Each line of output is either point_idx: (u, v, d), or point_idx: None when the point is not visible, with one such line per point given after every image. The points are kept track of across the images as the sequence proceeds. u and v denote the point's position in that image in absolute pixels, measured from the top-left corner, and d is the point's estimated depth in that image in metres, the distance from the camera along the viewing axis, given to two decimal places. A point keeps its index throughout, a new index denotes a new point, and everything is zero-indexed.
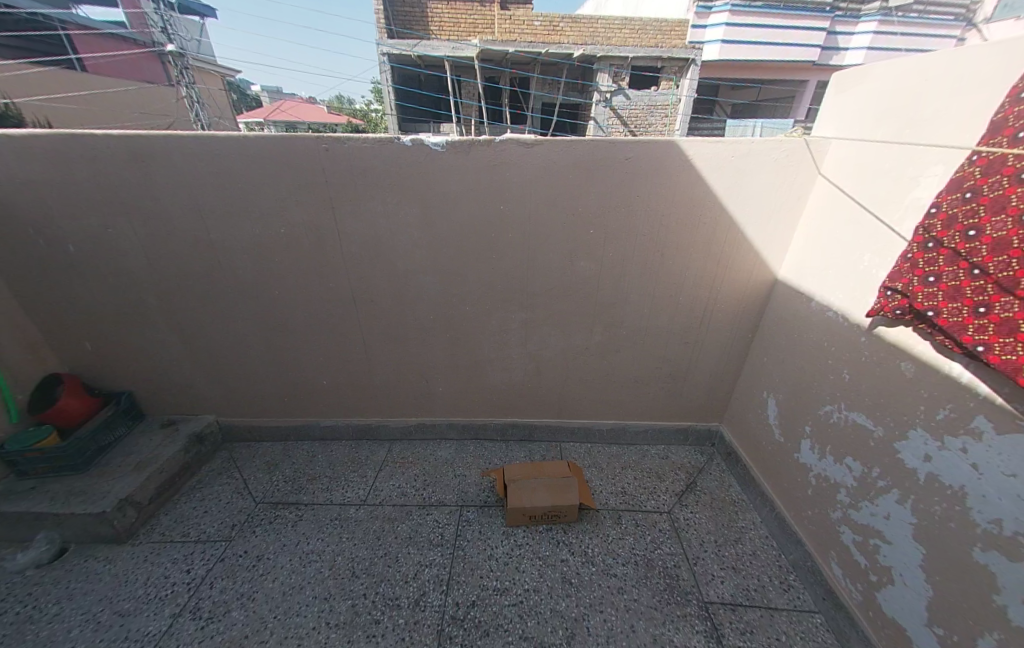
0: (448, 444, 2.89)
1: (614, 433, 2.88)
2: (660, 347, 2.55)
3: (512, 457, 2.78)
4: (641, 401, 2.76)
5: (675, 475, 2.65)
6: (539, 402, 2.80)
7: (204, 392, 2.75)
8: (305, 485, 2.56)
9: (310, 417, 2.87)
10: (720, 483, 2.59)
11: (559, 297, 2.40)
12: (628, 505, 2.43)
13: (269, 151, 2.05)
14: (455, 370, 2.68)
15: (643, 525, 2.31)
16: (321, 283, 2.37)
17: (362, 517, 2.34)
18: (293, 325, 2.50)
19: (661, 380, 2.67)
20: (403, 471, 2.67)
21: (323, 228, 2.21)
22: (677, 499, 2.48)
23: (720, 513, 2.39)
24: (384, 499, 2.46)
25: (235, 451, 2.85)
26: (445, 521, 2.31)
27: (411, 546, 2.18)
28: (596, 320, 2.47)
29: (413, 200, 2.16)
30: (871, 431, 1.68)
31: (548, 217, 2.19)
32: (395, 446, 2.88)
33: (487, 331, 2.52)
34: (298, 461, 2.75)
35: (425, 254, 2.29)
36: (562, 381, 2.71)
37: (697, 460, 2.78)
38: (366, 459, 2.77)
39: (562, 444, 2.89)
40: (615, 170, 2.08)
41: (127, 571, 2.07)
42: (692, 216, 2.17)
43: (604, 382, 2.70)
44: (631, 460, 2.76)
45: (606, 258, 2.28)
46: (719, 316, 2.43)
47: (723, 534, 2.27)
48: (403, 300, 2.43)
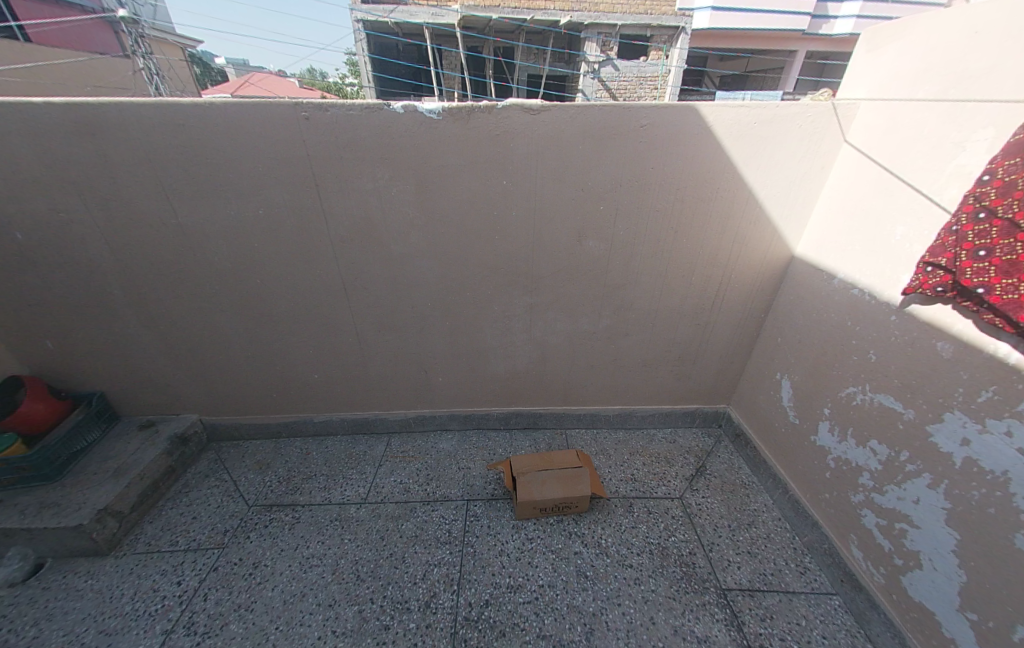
0: (450, 436, 2.78)
1: (621, 418, 2.80)
2: (671, 329, 2.44)
3: (517, 447, 2.68)
4: (649, 386, 2.67)
5: (684, 459, 2.60)
6: (543, 389, 2.69)
7: (185, 390, 2.55)
8: (302, 485, 2.42)
9: (302, 412, 2.70)
10: (730, 466, 2.55)
11: (566, 280, 2.26)
12: (639, 492, 2.37)
13: (241, 119, 1.80)
14: (456, 360, 2.54)
15: (656, 513, 2.25)
16: (306, 270, 2.16)
17: (364, 517, 2.23)
18: (279, 316, 2.31)
19: (671, 364, 2.58)
20: (405, 465, 2.55)
21: (306, 208, 1.99)
22: (688, 484, 2.43)
23: (731, 496, 2.35)
24: (386, 495, 2.35)
25: (223, 450, 2.67)
26: (452, 517, 2.22)
27: (418, 545, 2.08)
28: (604, 303, 2.34)
29: (407, 176, 1.95)
30: (901, 412, 1.62)
31: (556, 193, 2.01)
32: (394, 439, 2.75)
33: (489, 317, 2.37)
34: (292, 459, 2.60)
35: (421, 236, 2.10)
36: (568, 367, 2.59)
37: (705, 442, 2.73)
38: (365, 454, 2.63)
39: (568, 432, 2.80)
40: (629, 139, 1.90)
41: (112, 586, 1.92)
42: (710, 188, 2.02)
43: (612, 368, 2.59)
44: (638, 445, 2.70)
45: (616, 235, 2.13)
46: (732, 296, 2.32)
47: (736, 518, 2.23)
48: (399, 287, 2.25)
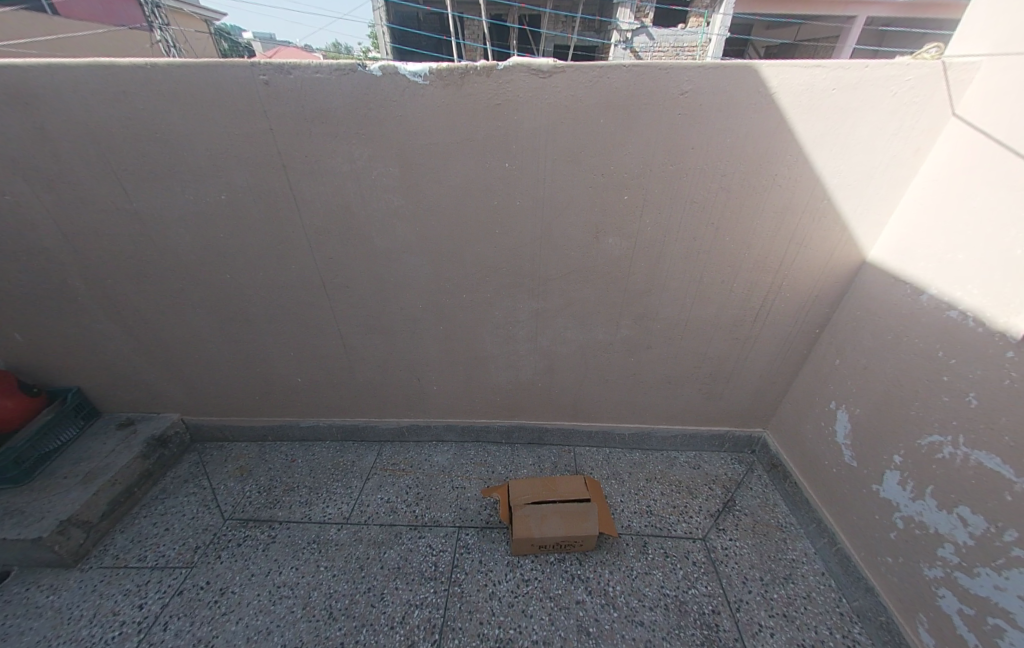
0: (446, 447, 2.53)
1: (638, 437, 2.47)
2: (702, 344, 2.06)
3: (519, 465, 2.40)
4: (674, 405, 2.32)
5: (710, 490, 2.26)
6: (551, 404, 2.38)
7: (163, 388, 2.38)
8: (282, 497, 2.23)
9: (287, 416, 2.49)
10: (763, 501, 2.20)
11: (579, 284, 1.91)
12: (655, 529, 2.07)
13: (192, 85, 1.51)
14: (452, 370, 2.26)
15: (674, 558, 1.94)
16: (280, 264, 1.90)
17: (343, 541, 2.01)
18: (254, 315, 2.07)
19: (701, 382, 2.21)
20: (394, 481, 2.32)
21: (274, 194, 1.71)
22: (714, 522, 2.10)
23: (765, 540, 2.02)
24: (370, 516, 2.13)
25: (206, 452, 2.51)
26: (440, 547, 1.98)
27: (400, 580, 1.85)
28: (625, 312, 1.98)
29: (390, 157, 1.63)
30: (1010, 481, 1.23)
31: (570, 179, 1.65)
32: (385, 448, 2.52)
33: (490, 323, 2.06)
34: (275, 466, 2.41)
35: (408, 229, 1.79)
36: (580, 381, 2.27)
37: (735, 471, 2.38)
38: (352, 465, 2.42)
39: (577, 450, 2.51)
40: (663, 110, 1.51)
41: (72, 605, 1.78)
42: (763, 175, 1.61)
43: (630, 384, 2.25)
44: (656, 470, 2.38)
45: (641, 232, 1.75)
46: (782, 307, 1.92)
47: (770, 569, 1.89)
48: (387, 287, 1.96)
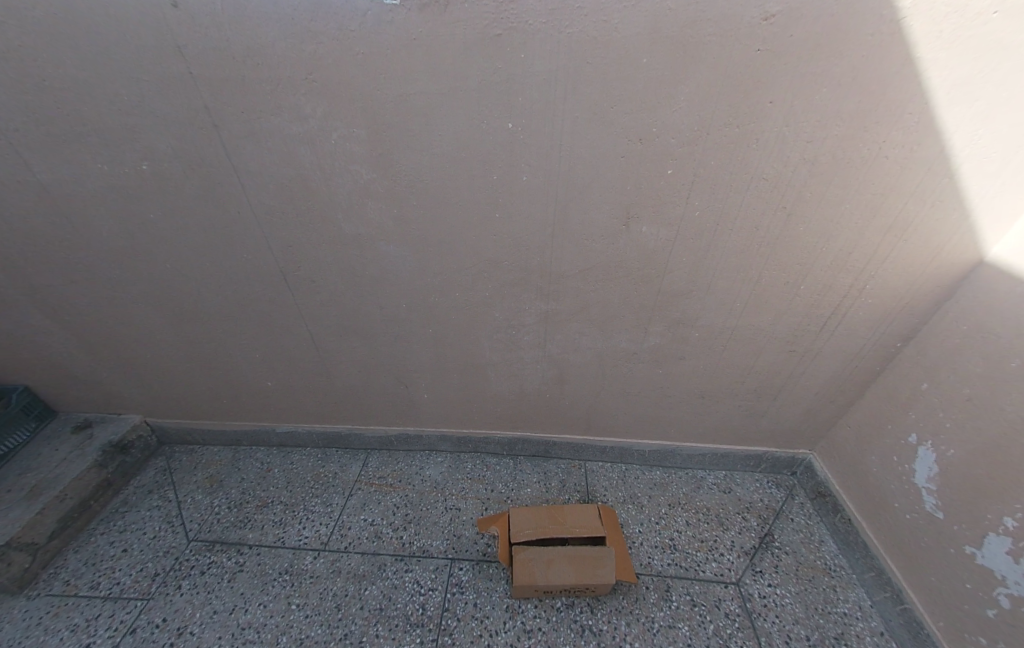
0: (439, 459, 2.24)
1: (659, 454, 2.16)
2: (749, 357, 1.68)
3: (522, 484, 2.11)
4: (705, 423, 1.97)
5: (743, 521, 1.95)
6: (561, 416, 2.05)
7: (119, 389, 2.10)
8: (254, 516, 1.97)
9: (261, 421, 2.21)
10: (807, 537, 1.88)
11: (600, 283, 1.52)
12: (679, 570, 1.78)
13: (81, 12, 1.14)
14: (444, 379, 1.92)
15: (702, 609, 1.65)
16: (230, 254, 1.54)
17: (319, 573, 1.76)
18: (208, 312, 1.74)
19: (742, 400, 1.84)
20: (380, 499, 2.05)
21: (210, 164, 1.34)
22: (749, 562, 1.80)
23: (811, 588, 1.70)
24: (351, 542, 1.87)
25: (174, 458, 2.26)
26: (428, 585, 1.72)
27: (381, 625, 1.59)
28: (656, 317, 1.60)
29: (352, 114, 1.22)
30: None
31: (591, 146, 1.23)
32: (371, 458, 2.24)
33: (489, 327, 1.70)
34: (249, 477, 2.15)
35: (384, 211, 1.40)
36: (595, 394, 1.91)
37: (772, 497, 2.05)
38: (334, 477, 2.15)
39: (588, 466, 2.21)
40: (731, 45, 1.06)
41: (13, 639, 1.55)
42: (864, 142, 1.16)
43: (656, 400, 1.90)
44: (680, 495, 2.07)
45: (684, 218, 1.34)
46: (857, 316, 1.51)
47: (820, 627, 1.59)
48: (362, 283, 1.59)
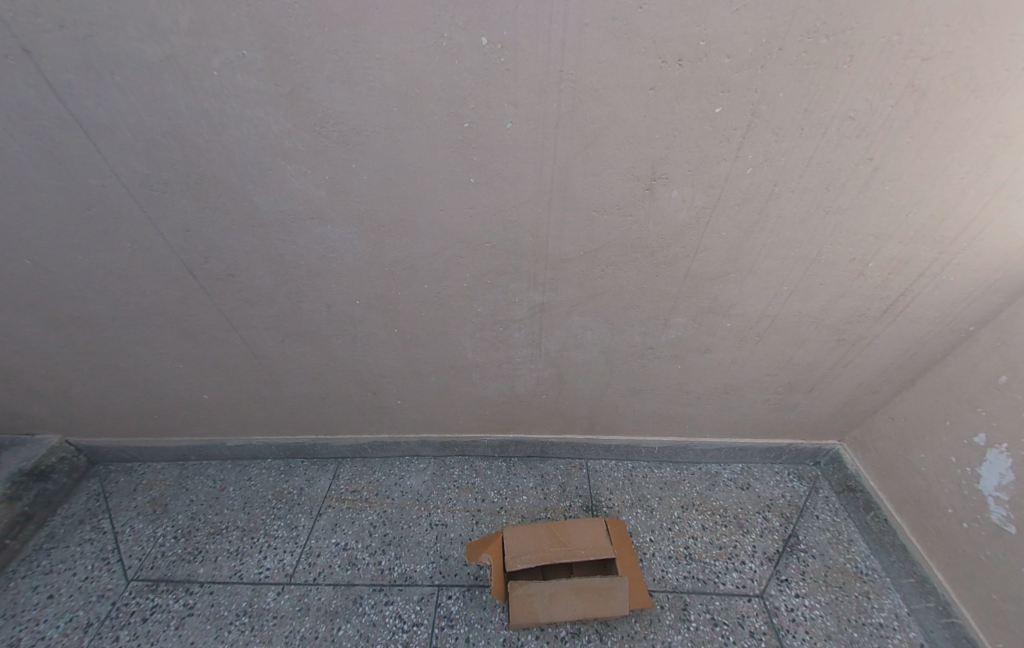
0: (422, 466, 2.00)
1: (669, 450, 1.95)
2: (787, 349, 1.39)
3: (517, 490, 1.89)
4: (724, 419, 1.72)
5: (764, 522, 1.75)
6: (559, 418, 1.77)
7: (23, 408, 1.73)
8: (205, 546, 1.70)
9: (208, 435, 1.89)
10: (835, 537, 1.69)
11: (610, 267, 1.17)
12: (696, 583, 1.59)
13: None
14: (419, 384, 1.60)
15: (725, 629, 1.46)
16: (111, 242, 1.14)
17: (284, 612, 1.51)
18: (105, 317, 1.35)
19: (770, 394, 1.58)
20: (354, 518, 1.79)
21: (43, 113, 0.91)
22: (773, 570, 1.61)
23: (842, 597, 1.53)
24: (321, 572, 1.62)
25: (110, 479, 1.94)
26: (412, 620, 1.49)
27: None
28: (678, 306, 1.27)
29: (236, 25, 0.79)
30: None
31: (604, 73, 0.84)
32: (343, 469, 1.97)
33: (470, 324, 1.36)
34: (199, 498, 1.86)
35: (312, 178, 1.00)
36: (600, 393, 1.62)
37: (795, 492, 1.84)
38: (300, 494, 1.87)
39: (588, 465, 2.00)
40: None
41: None
42: (1003, 58, 0.80)
43: (670, 398, 1.62)
44: (693, 494, 1.86)
45: (728, 177, 0.98)
46: (931, 299, 1.21)
47: (857, 642, 1.41)
48: (298, 277, 1.21)
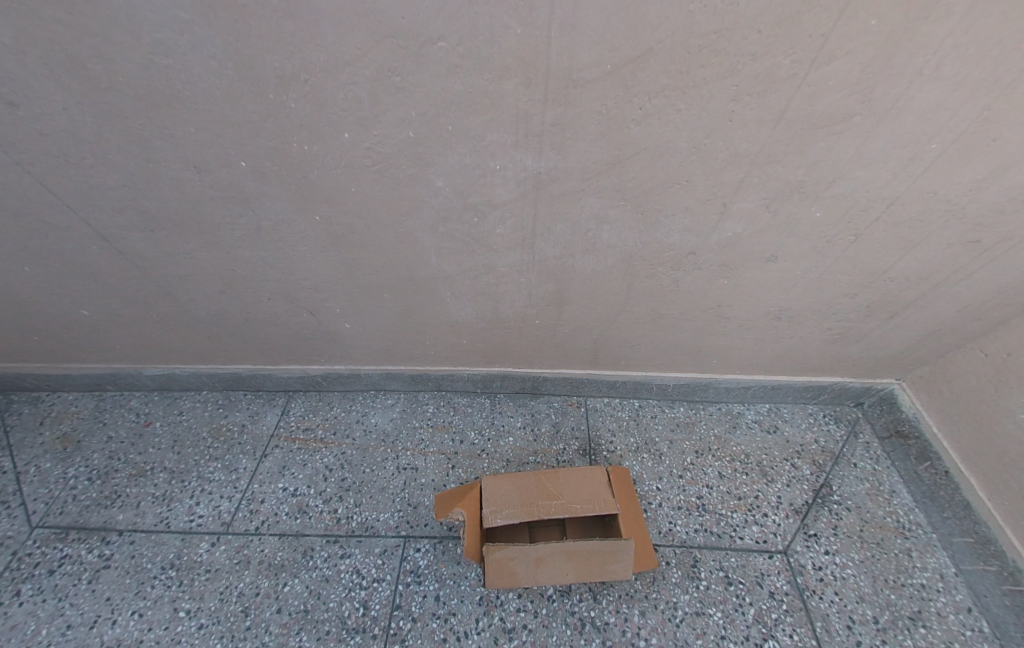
0: (390, 402, 1.69)
1: (685, 388, 1.63)
2: (886, 257, 0.97)
3: (501, 431, 1.59)
4: (762, 354, 1.37)
5: (792, 470, 1.49)
6: (555, 348, 1.41)
7: None
8: (127, 490, 1.43)
9: (122, 361, 1.54)
10: (874, 487, 1.44)
11: (652, 98, 0.71)
12: (709, 538, 1.35)
13: None
14: (369, 303, 1.19)
15: (741, 589, 1.25)
16: None
17: (219, 564, 1.29)
18: None
19: (832, 323, 1.20)
20: (306, 460, 1.51)
21: None
22: (800, 524, 1.37)
23: (879, 555, 1.31)
24: (264, 521, 1.38)
25: (12, 409, 1.62)
26: (373, 576, 1.27)
27: (305, 635, 1.15)
28: (748, 179, 0.83)
29: None
30: None
31: None
32: (294, 404, 1.66)
33: (427, 210, 0.91)
34: (121, 435, 1.56)
35: None
36: (610, 318, 1.23)
37: (831, 438, 1.56)
38: (241, 433, 1.57)
39: (588, 403, 1.69)
40: None
41: None
42: None
43: (701, 325, 1.24)
44: (710, 438, 1.58)
45: None
46: None
47: (894, 606, 1.21)
48: (134, 108, 0.76)
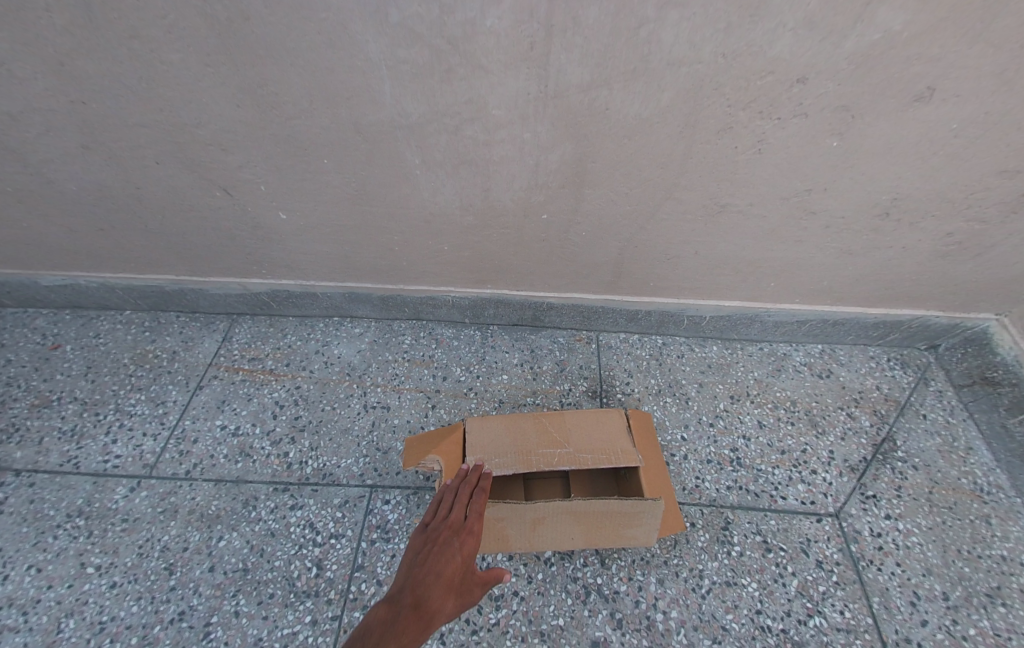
0: (359, 331, 1.39)
1: (723, 322, 1.32)
2: None
3: (494, 368, 1.30)
4: (834, 270, 1.06)
5: (848, 420, 1.23)
6: (565, 260, 1.08)
7: None
8: (28, 423, 1.16)
9: (20, 266, 1.27)
10: (947, 443, 1.18)
11: None
12: (743, 497, 1.11)
13: None
14: (302, 172, 0.87)
15: (782, 557, 1.02)
16: None
17: (139, 513, 1.04)
18: None
19: (952, 219, 0.88)
20: (250, 394, 1.25)
21: None
22: (856, 484, 1.13)
23: (951, 521, 1.07)
24: (197, 464, 1.13)
25: None
26: (330, 531, 1.03)
27: (243, 599, 0.92)
28: None
29: None
30: None
31: None
32: (238, 330, 1.38)
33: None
34: (24, 360, 1.27)
35: None
36: (646, 207, 0.90)
37: (898, 385, 1.29)
38: (170, 360, 1.31)
39: (601, 338, 1.38)
40: None
41: None
42: None
43: (764, 220, 0.91)
44: (747, 381, 1.30)
45: None
46: None
47: (971, 581, 0.98)
48: None
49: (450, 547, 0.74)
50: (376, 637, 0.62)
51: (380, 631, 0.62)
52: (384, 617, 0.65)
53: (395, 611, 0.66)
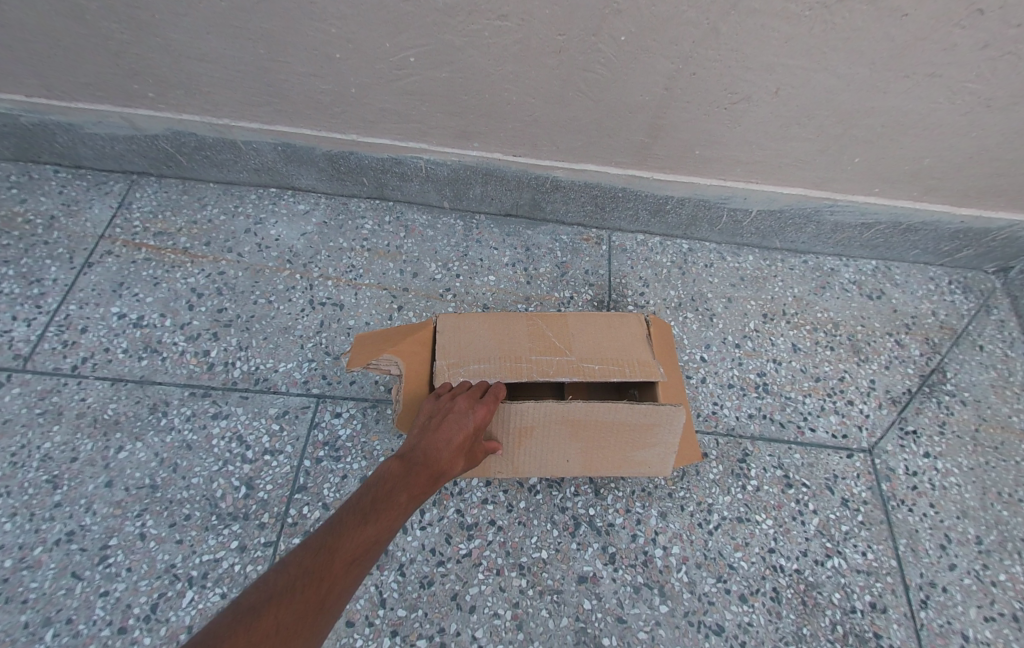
0: (305, 210, 1.07)
1: (766, 221, 1.07)
2: None
3: (477, 265, 1.03)
4: (934, 122, 0.81)
5: (895, 349, 1.04)
6: (582, 90, 0.81)
7: None
8: None
9: None
10: (1002, 378, 1.01)
11: None
12: (767, 428, 0.93)
13: None
14: None
15: (803, 493, 0.86)
16: None
17: (10, 415, 0.79)
18: None
19: None
20: (156, 276, 0.96)
21: None
22: (895, 418, 0.96)
23: (994, 461, 0.92)
24: (88, 359, 0.87)
25: None
26: (265, 446, 0.81)
27: (146, 520, 0.72)
28: None
29: None
30: None
31: None
32: (139, 195, 1.05)
33: None
34: None
35: None
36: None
37: (956, 312, 1.09)
38: (47, 227, 0.99)
39: (615, 236, 1.12)
40: None
41: None
42: None
43: (882, 28, 0.65)
44: (785, 297, 1.08)
45: None
46: None
47: (1007, 525, 0.85)
48: None
49: (470, 413, 0.55)
50: (387, 489, 0.48)
51: (394, 482, 0.49)
52: (396, 473, 0.50)
53: (407, 469, 0.51)
